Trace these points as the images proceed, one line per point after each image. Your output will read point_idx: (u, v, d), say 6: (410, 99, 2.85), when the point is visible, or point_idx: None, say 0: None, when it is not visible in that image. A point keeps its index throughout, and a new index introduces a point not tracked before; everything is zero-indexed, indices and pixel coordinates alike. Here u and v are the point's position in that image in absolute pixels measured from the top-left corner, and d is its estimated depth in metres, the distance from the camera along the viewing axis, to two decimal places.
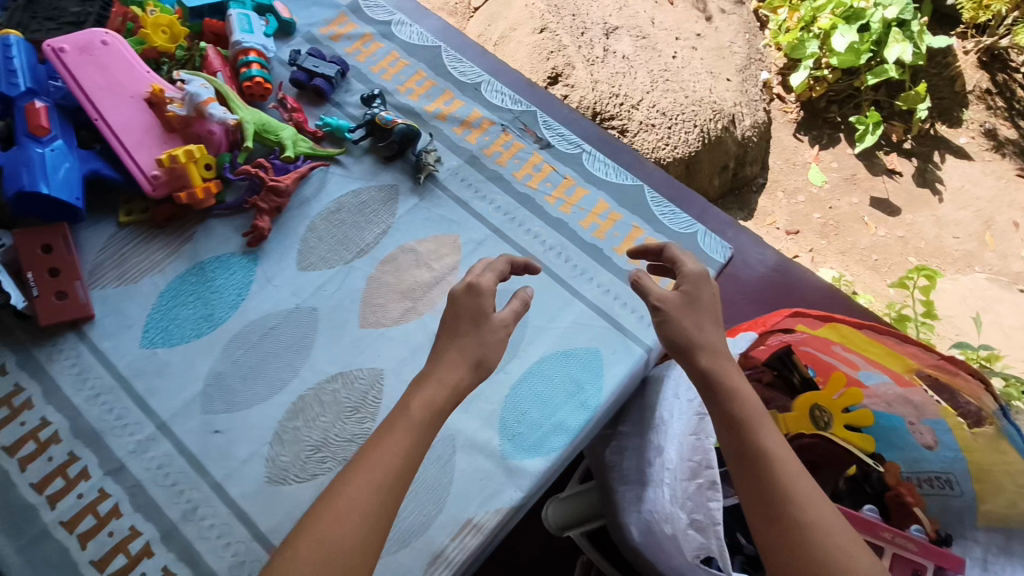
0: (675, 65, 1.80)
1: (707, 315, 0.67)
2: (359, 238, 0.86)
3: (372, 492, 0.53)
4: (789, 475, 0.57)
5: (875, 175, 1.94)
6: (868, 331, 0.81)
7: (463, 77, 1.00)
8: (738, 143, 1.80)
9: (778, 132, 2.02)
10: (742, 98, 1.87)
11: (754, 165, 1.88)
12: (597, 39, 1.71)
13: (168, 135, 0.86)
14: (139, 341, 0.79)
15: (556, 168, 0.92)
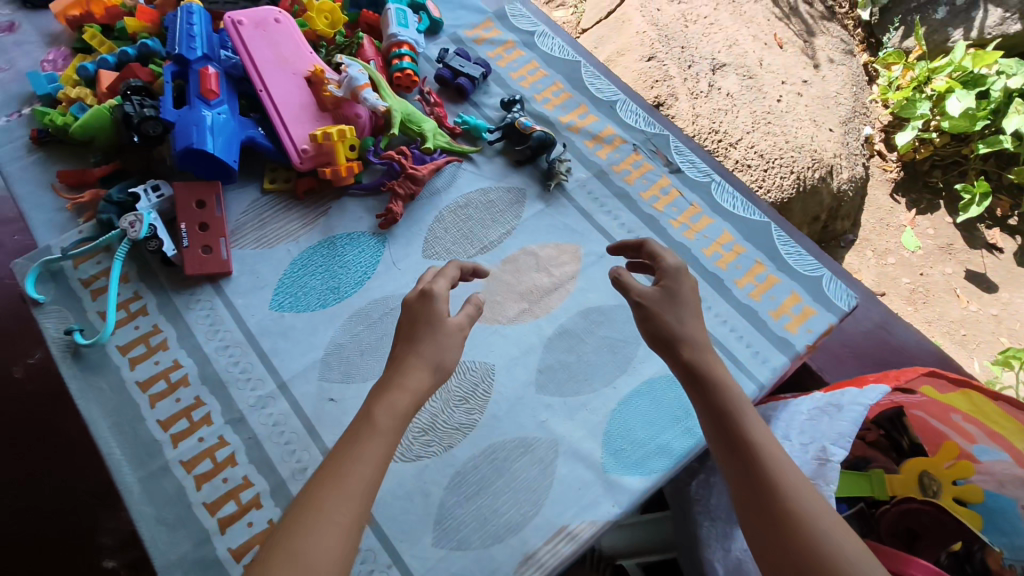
0: (780, 109, 1.66)
1: (689, 310, 0.65)
2: (484, 235, 0.88)
3: (342, 497, 0.50)
4: (776, 463, 0.55)
5: (974, 248, 1.77)
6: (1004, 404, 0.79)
7: (600, 93, 1.01)
8: (833, 196, 1.64)
9: (873, 189, 1.83)
10: (842, 150, 1.68)
11: (845, 220, 1.71)
12: (704, 74, 1.63)
13: (320, 114, 0.91)
14: (269, 303, 0.83)
15: (684, 194, 0.92)
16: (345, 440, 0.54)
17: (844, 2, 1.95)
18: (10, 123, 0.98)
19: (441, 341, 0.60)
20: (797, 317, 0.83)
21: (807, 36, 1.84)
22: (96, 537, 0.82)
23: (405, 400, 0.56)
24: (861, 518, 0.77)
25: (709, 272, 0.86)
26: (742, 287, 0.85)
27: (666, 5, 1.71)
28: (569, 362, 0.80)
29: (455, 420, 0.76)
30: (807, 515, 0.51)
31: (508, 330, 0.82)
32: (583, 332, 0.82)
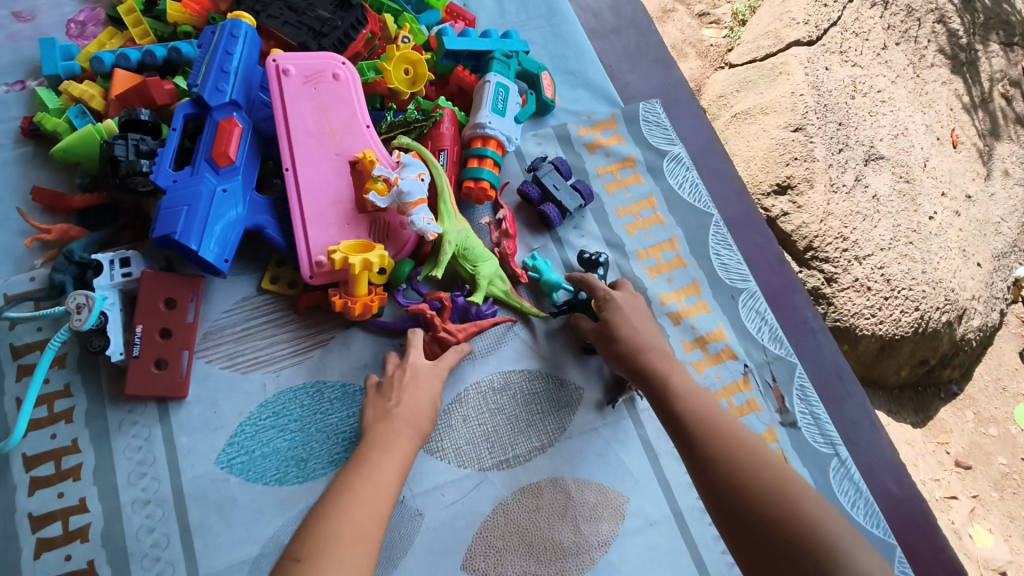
0: (929, 229, 1.27)
1: (638, 319, 0.65)
2: (510, 443, 0.67)
3: (369, 503, 0.51)
4: (709, 422, 0.56)
5: None
6: None
7: (725, 273, 0.76)
8: (953, 344, 1.29)
9: (1002, 342, 1.46)
10: (984, 291, 1.34)
11: (956, 369, 1.35)
12: (854, 164, 1.22)
13: (354, 216, 0.69)
14: (217, 456, 0.65)
15: (790, 463, 0.68)
16: (354, 468, 0.54)
17: None
18: (8, 95, 0.80)
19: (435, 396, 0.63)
20: None
21: (991, 137, 1.47)
22: None
23: (409, 444, 0.58)
24: None
25: None
26: None
27: (836, 64, 1.30)
28: None
29: None
30: (741, 470, 0.51)
31: None
32: None
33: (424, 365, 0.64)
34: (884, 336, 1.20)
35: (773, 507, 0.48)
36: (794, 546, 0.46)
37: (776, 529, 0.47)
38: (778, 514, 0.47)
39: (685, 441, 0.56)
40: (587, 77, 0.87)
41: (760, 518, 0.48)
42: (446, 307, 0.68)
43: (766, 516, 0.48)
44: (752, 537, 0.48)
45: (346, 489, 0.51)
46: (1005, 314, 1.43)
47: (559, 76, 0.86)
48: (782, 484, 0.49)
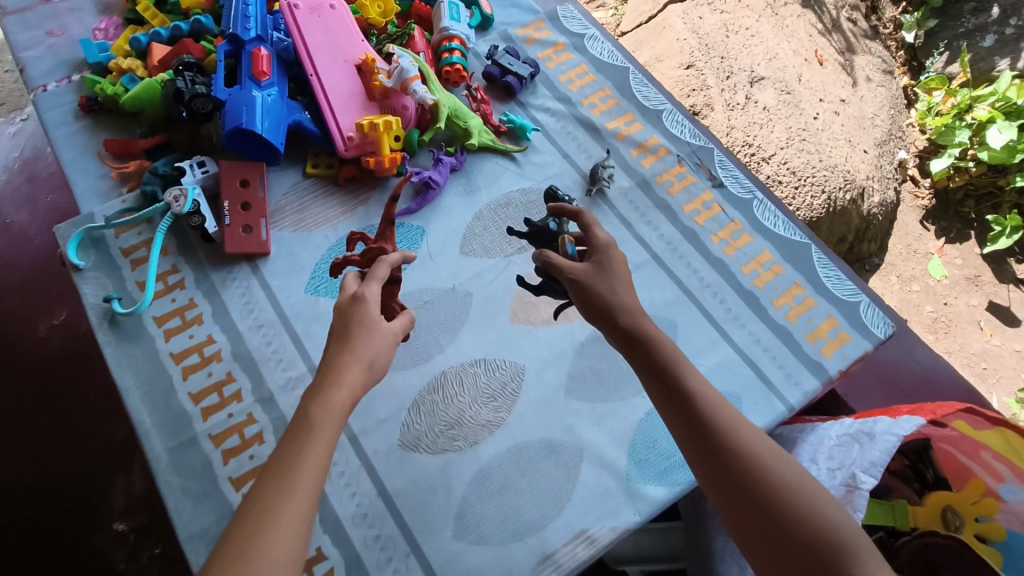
0: (816, 126, 1.60)
1: (622, 283, 0.66)
2: (522, 235, 0.89)
3: (292, 487, 0.48)
4: (720, 410, 0.58)
5: (1001, 281, 1.76)
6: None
7: (647, 101, 1.01)
8: (862, 219, 1.61)
9: (904, 215, 1.82)
10: (876, 173, 1.67)
11: (873, 243, 1.69)
12: (739, 87, 1.55)
13: (368, 103, 0.92)
14: (304, 286, 0.84)
15: (725, 209, 0.92)
16: (286, 442, 0.52)
17: (888, 23, 1.96)
18: (59, 88, 1.00)
19: (376, 340, 0.59)
20: (833, 342, 0.82)
21: (848, 53, 1.82)
22: (104, 502, 0.93)
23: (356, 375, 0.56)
24: (881, 546, 0.80)
25: (746, 291, 0.85)
26: (778, 307, 0.84)
27: (707, 13, 1.63)
28: (600, 368, 0.80)
29: (482, 418, 0.75)
30: (752, 456, 0.55)
31: (541, 332, 0.82)
32: None
33: (346, 301, 0.60)
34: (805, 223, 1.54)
35: (797, 506, 0.52)
36: (818, 543, 0.51)
37: (800, 522, 0.52)
38: (789, 504, 0.52)
39: (693, 417, 0.57)
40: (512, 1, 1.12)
41: (782, 507, 0.52)
42: (367, 239, 0.78)
43: (791, 511, 0.52)
44: (775, 533, 0.52)
45: (282, 486, 0.48)
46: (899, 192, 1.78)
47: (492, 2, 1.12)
48: (801, 481, 0.54)
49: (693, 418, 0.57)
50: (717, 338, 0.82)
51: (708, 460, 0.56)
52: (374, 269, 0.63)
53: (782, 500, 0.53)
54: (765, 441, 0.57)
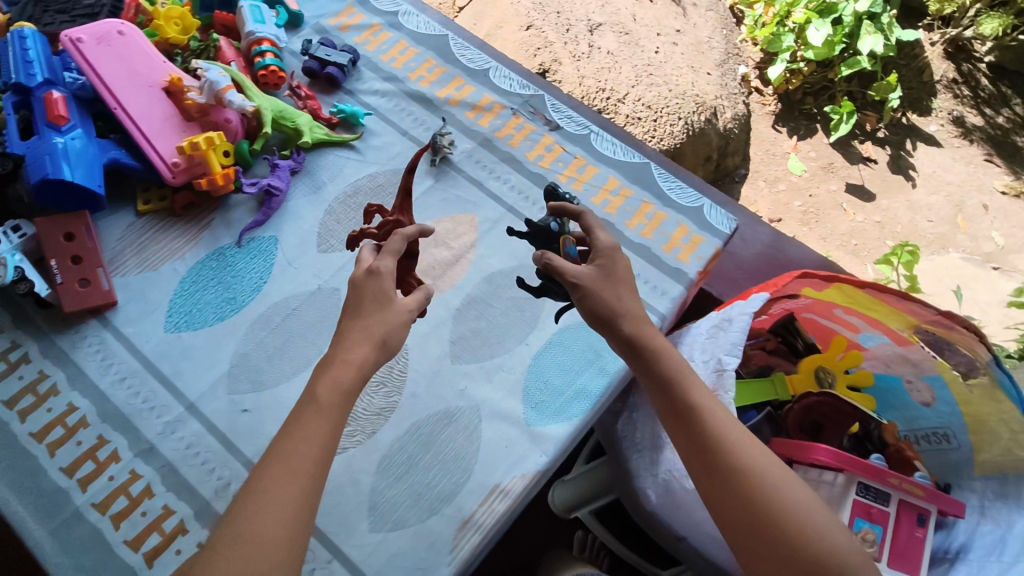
0: (658, 59, 1.84)
1: (626, 292, 0.67)
2: (377, 220, 0.88)
3: (292, 477, 0.51)
4: (725, 428, 0.59)
5: (852, 163, 2.06)
6: (870, 290, 0.84)
7: (472, 64, 1.03)
8: (722, 135, 1.84)
9: (757, 124, 2.10)
10: (723, 92, 1.89)
11: (736, 157, 1.95)
12: (581, 34, 1.76)
13: (187, 124, 0.88)
14: (163, 326, 0.80)
15: (567, 148, 0.95)
16: (292, 421, 0.55)
17: None
18: None
19: (389, 317, 0.60)
20: (687, 247, 0.87)
21: None
22: None
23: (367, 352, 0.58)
24: (772, 421, 0.87)
25: (601, 220, 0.89)
26: (632, 227, 0.88)
27: None
28: (478, 327, 0.81)
29: (375, 406, 0.75)
30: (755, 471, 0.57)
31: None
32: (488, 297, 0.83)
33: (361, 280, 0.61)
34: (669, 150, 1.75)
35: (802, 527, 0.54)
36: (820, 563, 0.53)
37: (802, 542, 0.53)
38: (793, 518, 0.54)
39: (698, 434, 0.59)
40: None
41: (785, 528, 0.54)
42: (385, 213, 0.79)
43: (793, 531, 0.54)
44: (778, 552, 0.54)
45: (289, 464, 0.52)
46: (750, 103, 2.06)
47: None
48: (805, 502, 0.55)
49: (696, 428, 0.60)
50: None
51: (714, 477, 0.57)
52: (390, 242, 0.64)
53: (787, 521, 0.54)
54: (770, 457, 0.59)
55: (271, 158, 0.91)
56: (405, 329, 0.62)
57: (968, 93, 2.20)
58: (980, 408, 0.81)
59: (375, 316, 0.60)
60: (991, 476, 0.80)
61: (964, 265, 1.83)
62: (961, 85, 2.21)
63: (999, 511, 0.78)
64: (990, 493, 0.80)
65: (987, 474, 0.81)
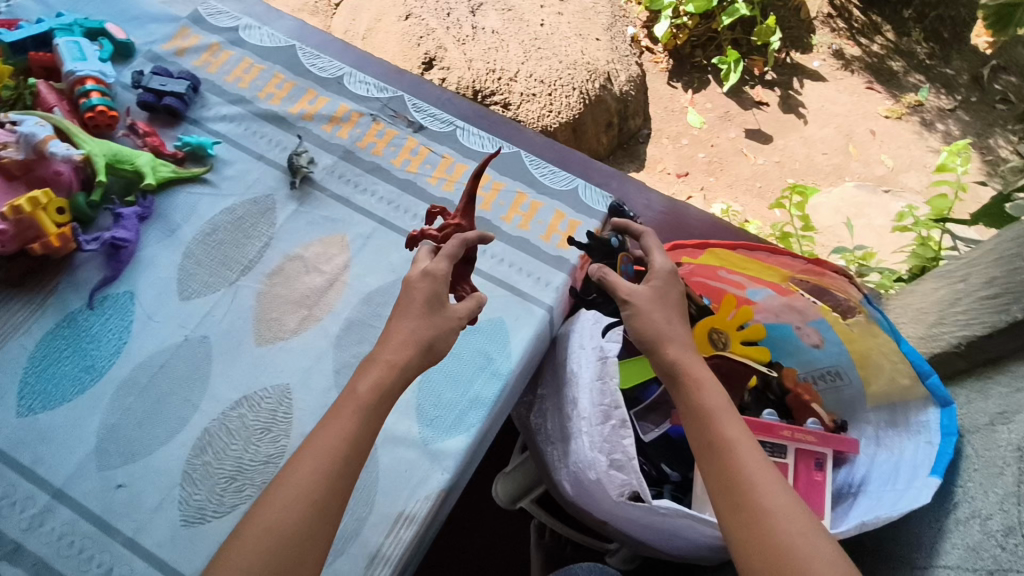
0: (545, 32, 2.05)
1: (673, 319, 0.69)
2: (241, 255, 0.83)
3: (319, 479, 0.56)
4: (754, 467, 0.58)
5: (746, 106, 2.28)
6: (742, 250, 0.91)
7: (324, 72, 0.98)
8: (617, 99, 2.05)
9: (653, 82, 2.33)
10: (613, 55, 2.08)
11: (635, 117, 2.15)
12: (465, 16, 1.96)
13: (9, 184, 0.80)
14: (15, 410, 0.72)
15: (433, 148, 0.91)
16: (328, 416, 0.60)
17: None
18: None
19: (442, 322, 0.64)
20: (565, 232, 0.86)
21: None
22: None
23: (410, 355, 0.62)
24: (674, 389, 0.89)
25: (476, 218, 0.87)
26: (509, 222, 0.86)
27: None
28: (363, 352, 0.78)
29: (262, 454, 0.71)
30: (773, 514, 0.56)
31: (294, 343, 0.78)
32: (370, 319, 0.80)
33: (417, 276, 0.65)
34: (568, 119, 1.93)
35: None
36: None
37: None
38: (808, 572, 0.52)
39: (724, 468, 0.59)
40: (149, 15, 1.02)
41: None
42: (446, 214, 0.76)
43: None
44: None
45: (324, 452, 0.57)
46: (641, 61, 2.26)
47: (127, 25, 1.01)
48: (824, 556, 0.53)
49: (721, 466, 0.59)
50: None
51: (732, 512, 0.57)
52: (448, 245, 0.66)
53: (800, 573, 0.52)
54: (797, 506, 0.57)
55: (114, 207, 0.84)
56: (454, 334, 0.65)
57: (844, 25, 2.43)
58: (863, 344, 0.84)
59: (432, 323, 0.64)
60: (881, 406, 0.84)
61: (856, 192, 1.92)
62: (835, 19, 2.44)
63: (892, 440, 0.81)
64: (883, 424, 0.83)
65: (879, 404, 0.84)
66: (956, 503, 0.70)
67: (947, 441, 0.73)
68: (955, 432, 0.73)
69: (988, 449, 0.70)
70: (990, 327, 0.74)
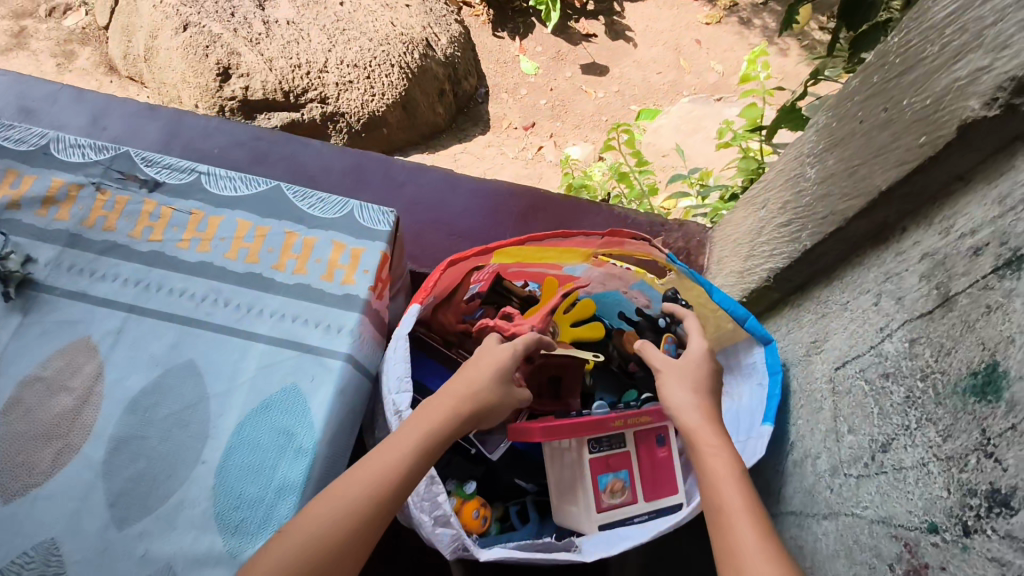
0: (346, 14, 2.11)
1: (698, 389, 0.64)
2: None
3: (375, 500, 0.55)
4: (757, 527, 0.51)
5: (570, 51, 2.65)
6: (532, 242, 0.78)
7: (23, 144, 0.82)
8: (442, 66, 2.25)
9: (480, 38, 2.63)
10: (429, 19, 2.29)
11: (468, 80, 2.40)
12: (252, 16, 1.96)
13: None
14: None
15: (178, 206, 0.80)
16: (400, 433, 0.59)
17: None
18: None
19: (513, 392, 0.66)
20: (349, 265, 0.78)
21: None
22: None
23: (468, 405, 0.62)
24: None
25: (244, 275, 0.76)
26: (283, 269, 0.77)
27: None
28: (141, 473, 0.66)
29: None
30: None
31: (49, 489, 0.64)
32: (142, 429, 0.68)
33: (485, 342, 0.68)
34: (398, 99, 2.09)
35: None
36: None
37: None
38: None
39: (723, 531, 0.52)
40: None
41: None
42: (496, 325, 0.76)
43: None
44: None
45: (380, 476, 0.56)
46: (459, 24, 2.45)
47: None
48: None
49: (724, 534, 0.52)
50: (245, 344, 0.72)
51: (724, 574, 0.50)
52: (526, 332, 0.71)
53: None
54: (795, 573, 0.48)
55: None
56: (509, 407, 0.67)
57: None
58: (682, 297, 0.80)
59: (494, 388, 0.65)
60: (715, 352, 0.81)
61: (693, 108, 1.98)
62: None
63: (731, 386, 0.78)
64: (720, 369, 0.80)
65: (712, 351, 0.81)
66: (791, 444, 0.70)
67: (773, 380, 0.71)
68: (779, 370, 0.71)
69: (808, 382, 0.69)
70: (788, 258, 0.72)
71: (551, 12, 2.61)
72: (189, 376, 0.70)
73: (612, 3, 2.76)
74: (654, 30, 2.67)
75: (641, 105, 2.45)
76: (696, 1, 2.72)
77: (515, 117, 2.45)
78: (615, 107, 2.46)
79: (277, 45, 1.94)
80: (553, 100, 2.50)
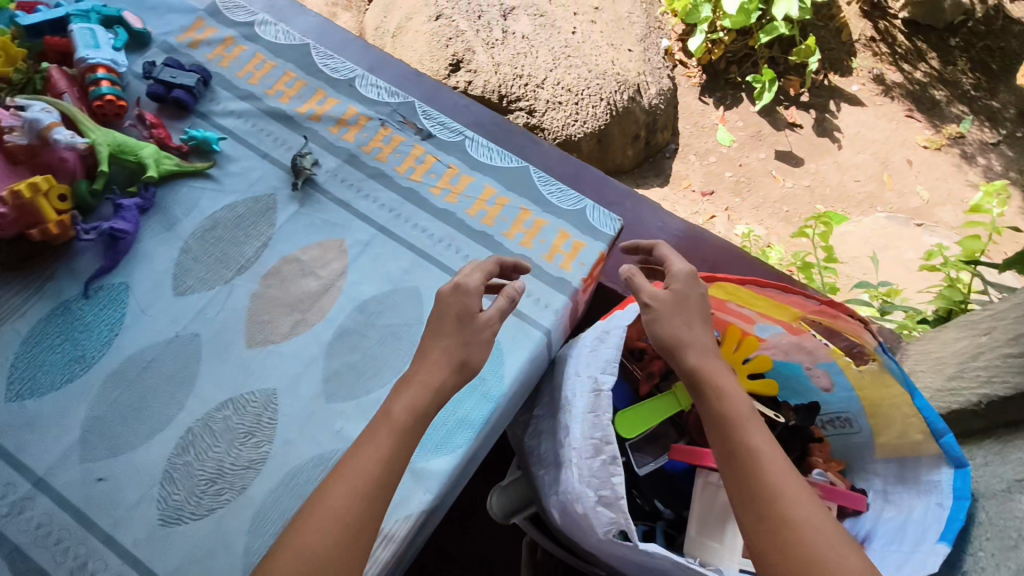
0: (574, 41, 2.26)
1: (693, 319, 0.71)
2: (239, 254, 0.82)
3: (362, 486, 0.58)
4: (777, 477, 0.60)
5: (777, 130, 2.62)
6: (751, 287, 0.80)
7: (336, 73, 0.98)
8: (646, 113, 2.33)
9: (686, 97, 2.70)
10: (647, 66, 2.39)
11: (663, 132, 2.46)
12: (494, 22, 2.15)
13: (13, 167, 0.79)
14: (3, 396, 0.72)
15: (440, 158, 0.91)
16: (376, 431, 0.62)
17: None
18: None
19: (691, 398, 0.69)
20: (569, 254, 0.84)
21: None
22: None
23: None
24: (675, 424, 0.84)
25: (477, 232, 0.85)
26: (511, 238, 0.85)
27: None
28: (353, 361, 0.76)
29: (244, 459, 0.69)
30: (801, 524, 0.57)
31: (283, 348, 0.76)
32: (362, 328, 0.78)
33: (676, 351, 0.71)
34: (596, 131, 2.19)
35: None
36: None
37: None
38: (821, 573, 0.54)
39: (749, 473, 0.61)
40: (166, 4, 1.03)
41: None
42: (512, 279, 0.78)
43: None
44: None
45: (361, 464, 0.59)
46: (672, 79, 2.54)
47: (144, 14, 1.01)
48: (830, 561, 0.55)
49: (749, 471, 0.61)
50: None
51: (755, 511, 0.59)
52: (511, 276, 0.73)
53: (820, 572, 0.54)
54: (817, 513, 0.58)
55: (118, 197, 0.84)
56: None
57: (884, 52, 2.73)
58: (874, 392, 0.77)
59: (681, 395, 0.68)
60: (891, 458, 0.78)
61: (888, 224, 1.91)
62: (878, 44, 2.74)
63: (901, 497, 0.76)
64: (891, 478, 0.78)
65: (888, 456, 0.78)
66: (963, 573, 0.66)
67: (958, 505, 0.68)
68: (967, 497, 0.68)
69: (1004, 518, 0.66)
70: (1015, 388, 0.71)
71: (765, 92, 2.58)
72: (410, 299, 0.80)
73: (829, 100, 2.70)
74: (865, 137, 2.59)
75: (829, 207, 2.38)
76: (920, 120, 2.60)
77: (697, 179, 2.48)
78: (801, 200, 2.41)
79: (507, 52, 2.10)
80: (740, 174, 2.50)
